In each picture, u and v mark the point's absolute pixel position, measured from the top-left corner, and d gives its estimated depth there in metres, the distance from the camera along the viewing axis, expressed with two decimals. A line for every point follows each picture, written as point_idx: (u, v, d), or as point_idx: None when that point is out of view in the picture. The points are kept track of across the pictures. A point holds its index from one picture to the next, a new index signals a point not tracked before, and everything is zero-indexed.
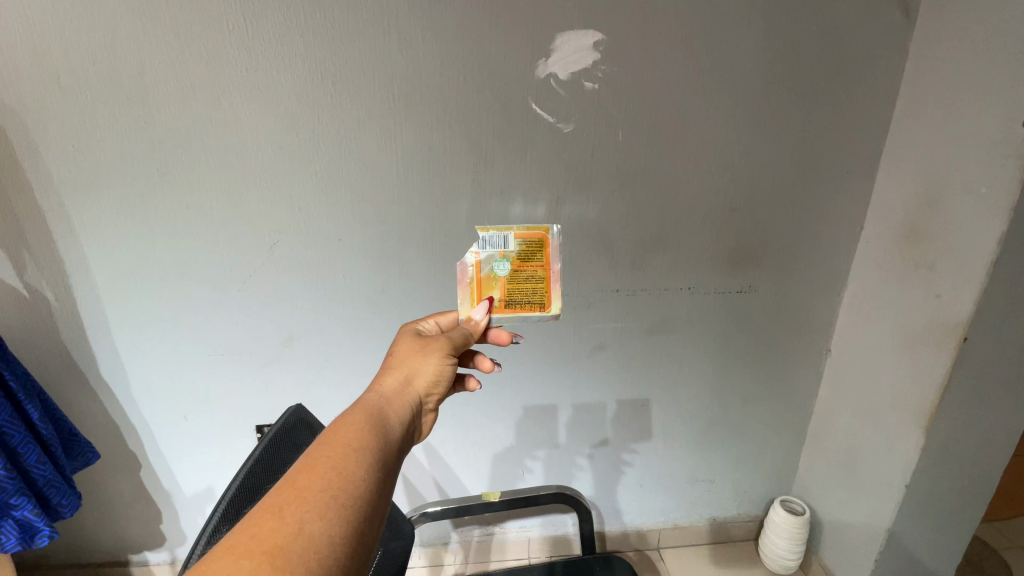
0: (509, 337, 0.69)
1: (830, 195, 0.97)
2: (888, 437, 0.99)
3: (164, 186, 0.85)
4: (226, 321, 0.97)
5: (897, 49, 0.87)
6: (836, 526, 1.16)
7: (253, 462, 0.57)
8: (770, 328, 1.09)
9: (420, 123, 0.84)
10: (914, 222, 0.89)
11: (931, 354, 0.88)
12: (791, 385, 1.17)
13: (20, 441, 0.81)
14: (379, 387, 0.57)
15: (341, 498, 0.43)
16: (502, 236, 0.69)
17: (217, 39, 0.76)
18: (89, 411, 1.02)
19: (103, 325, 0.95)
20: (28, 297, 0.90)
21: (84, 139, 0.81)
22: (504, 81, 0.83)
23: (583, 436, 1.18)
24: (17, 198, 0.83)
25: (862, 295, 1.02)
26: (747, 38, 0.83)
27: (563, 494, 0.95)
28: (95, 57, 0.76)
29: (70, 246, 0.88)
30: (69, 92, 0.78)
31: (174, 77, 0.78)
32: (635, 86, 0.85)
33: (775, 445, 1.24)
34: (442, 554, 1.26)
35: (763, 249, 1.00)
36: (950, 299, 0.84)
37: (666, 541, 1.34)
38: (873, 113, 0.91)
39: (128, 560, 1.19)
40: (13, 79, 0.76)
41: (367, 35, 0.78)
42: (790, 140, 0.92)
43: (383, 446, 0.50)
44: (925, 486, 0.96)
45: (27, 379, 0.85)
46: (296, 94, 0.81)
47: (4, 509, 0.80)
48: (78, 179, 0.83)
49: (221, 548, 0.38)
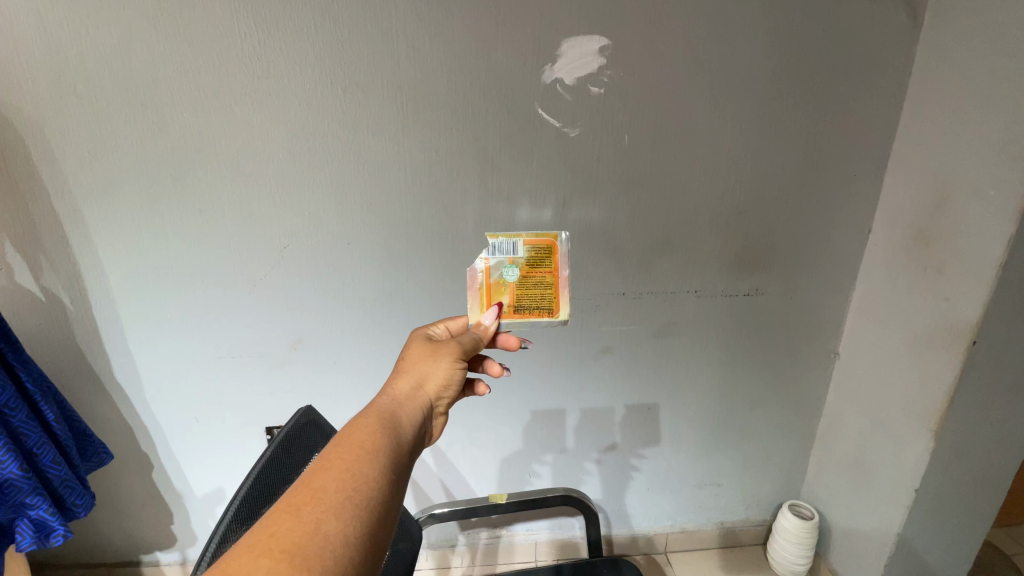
0: (518, 342, 0.70)
1: (838, 197, 0.97)
2: (897, 440, 0.98)
3: (178, 192, 0.87)
4: (237, 324, 0.98)
5: (903, 52, 0.87)
6: (846, 532, 1.15)
7: (265, 464, 0.57)
8: (778, 331, 1.09)
9: (427, 129, 0.85)
10: (922, 224, 0.88)
11: (940, 357, 0.87)
12: (800, 389, 1.16)
13: (36, 442, 0.83)
14: (390, 391, 0.58)
15: (356, 499, 0.44)
16: (511, 242, 0.70)
17: (229, 47, 0.78)
18: (102, 412, 1.04)
19: (116, 328, 0.96)
20: (44, 301, 0.92)
21: (100, 145, 0.83)
22: (511, 87, 0.84)
23: (590, 440, 1.18)
24: (34, 204, 0.85)
25: (870, 298, 1.01)
26: (753, 41, 0.84)
27: (570, 497, 0.95)
28: (112, 65, 0.78)
29: (86, 250, 0.90)
30: (87, 101, 0.80)
31: (188, 85, 0.80)
32: (641, 89, 0.86)
33: (784, 449, 1.23)
34: (449, 557, 1.26)
35: (771, 252, 1.00)
36: (958, 302, 0.83)
37: (674, 545, 1.33)
38: (880, 115, 0.91)
39: (140, 560, 1.21)
40: (32, 88, 0.78)
41: (376, 42, 0.79)
42: (796, 143, 0.92)
43: (395, 448, 0.51)
44: (935, 491, 0.95)
45: (42, 380, 0.87)
46: (306, 100, 0.82)
47: (20, 509, 0.81)
48: (94, 184, 0.85)
49: (240, 546, 0.39)
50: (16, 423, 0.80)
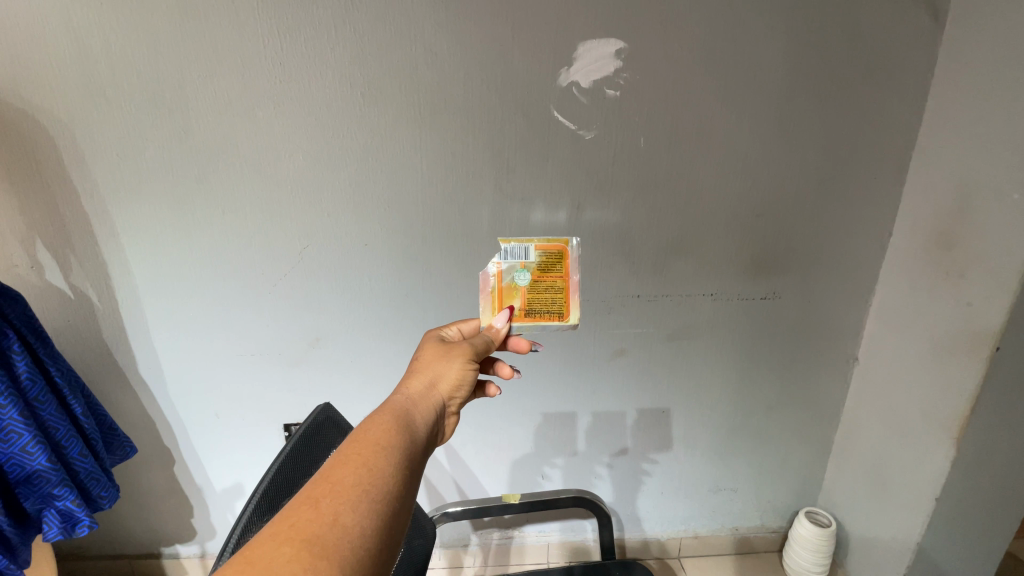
0: (528, 345, 0.70)
1: (856, 200, 0.95)
2: (917, 447, 0.96)
3: (201, 193, 0.89)
4: (256, 322, 1.00)
5: (925, 52, 0.85)
6: (864, 540, 1.13)
7: (283, 459, 0.58)
8: (794, 335, 1.07)
9: (444, 132, 0.86)
10: (944, 228, 0.87)
11: (963, 362, 0.86)
12: (817, 395, 1.14)
13: (64, 434, 0.85)
14: (404, 390, 0.59)
15: (371, 493, 0.44)
16: (523, 247, 0.70)
17: (253, 52, 0.80)
18: (125, 407, 1.06)
19: (140, 325, 0.99)
20: (73, 298, 0.95)
21: (128, 147, 0.85)
22: (527, 90, 0.84)
23: (603, 443, 1.18)
24: (65, 204, 0.88)
25: (890, 303, 1.00)
26: (770, 44, 0.84)
27: (582, 498, 0.95)
28: (140, 70, 0.80)
29: (113, 249, 0.92)
30: (116, 105, 0.82)
31: (212, 89, 0.82)
32: (656, 92, 0.86)
33: (800, 455, 1.21)
34: (461, 556, 1.27)
35: (787, 255, 0.99)
36: (981, 307, 0.82)
37: (687, 550, 1.32)
38: (901, 117, 0.90)
39: (160, 552, 1.23)
40: (64, 93, 0.81)
41: (395, 46, 0.81)
42: (814, 145, 0.91)
43: (409, 446, 0.51)
44: (958, 500, 0.93)
45: (71, 374, 0.90)
46: (326, 104, 0.84)
47: (48, 499, 0.84)
48: (121, 186, 0.88)
49: (263, 535, 0.40)
50: (46, 416, 0.83)
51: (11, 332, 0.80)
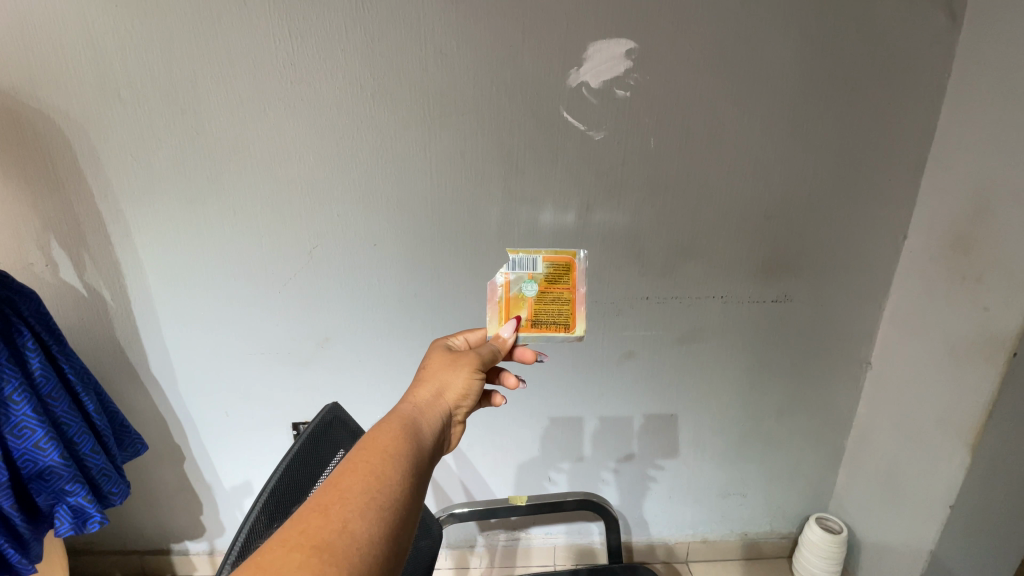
0: (534, 355, 0.69)
1: (870, 203, 0.94)
2: (931, 453, 0.95)
3: (213, 193, 0.90)
4: (266, 321, 1.00)
5: (942, 53, 0.84)
6: (875, 546, 1.11)
7: (289, 462, 0.58)
8: (806, 339, 1.06)
9: (454, 133, 0.86)
10: (962, 232, 0.86)
11: (980, 367, 0.85)
12: (828, 399, 1.13)
13: (76, 431, 0.86)
14: (412, 398, 0.58)
15: (379, 500, 0.44)
16: (531, 258, 0.70)
17: (265, 53, 0.81)
18: (137, 405, 1.07)
19: (151, 323, 1.00)
20: (87, 296, 0.96)
21: (142, 147, 0.86)
22: (538, 91, 0.84)
23: (610, 446, 1.17)
24: (78, 203, 0.89)
25: (904, 307, 0.98)
26: (784, 45, 0.83)
27: (589, 501, 0.94)
28: (154, 72, 0.81)
29: (126, 248, 0.93)
30: (130, 106, 0.83)
31: (224, 90, 0.83)
32: (667, 93, 0.85)
33: (811, 460, 1.20)
34: (468, 557, 1.27)
35: (800, 258, 0.98)
36: (998, 312, 0.81)
37: (695, 555, 1.31)
38: (916, 118, 0.88)
39: (170, 549, 1.24)
40: (78, 94, 0.82)
41: (406, 47, 0.81)
42: (827, 148, 0.90)
43: (416, 454, 0.51)
44: (973, 507, 0.92)
45: (83, 372, 0.91)
46: (337, 104, 0.84)
47: (60, 495, 0.84)
48: (134, 185, 0.89)
49: (272, 542, 0.39)
50: (59, 413, 0.84)
51: (25, 329, 0.81)
